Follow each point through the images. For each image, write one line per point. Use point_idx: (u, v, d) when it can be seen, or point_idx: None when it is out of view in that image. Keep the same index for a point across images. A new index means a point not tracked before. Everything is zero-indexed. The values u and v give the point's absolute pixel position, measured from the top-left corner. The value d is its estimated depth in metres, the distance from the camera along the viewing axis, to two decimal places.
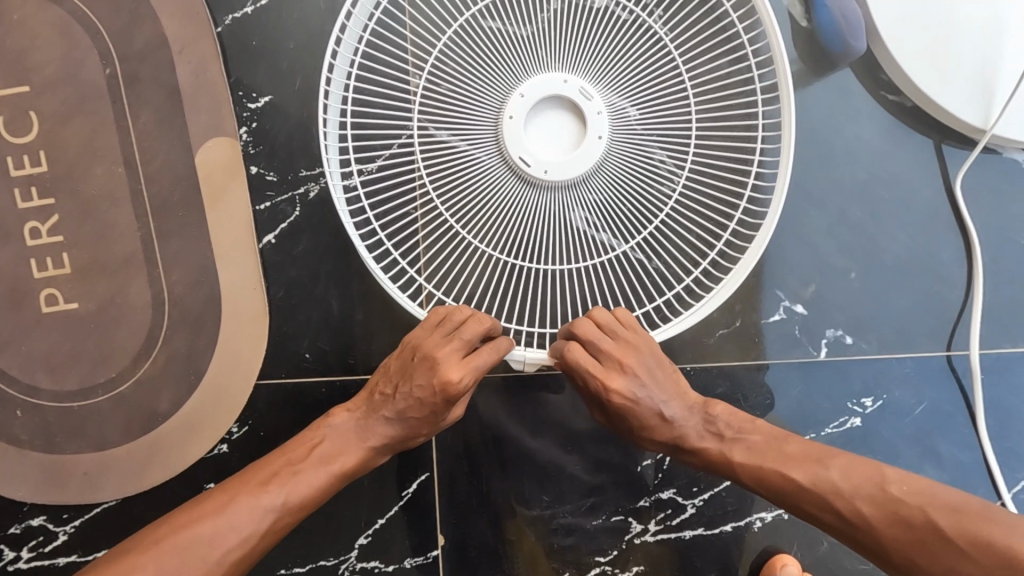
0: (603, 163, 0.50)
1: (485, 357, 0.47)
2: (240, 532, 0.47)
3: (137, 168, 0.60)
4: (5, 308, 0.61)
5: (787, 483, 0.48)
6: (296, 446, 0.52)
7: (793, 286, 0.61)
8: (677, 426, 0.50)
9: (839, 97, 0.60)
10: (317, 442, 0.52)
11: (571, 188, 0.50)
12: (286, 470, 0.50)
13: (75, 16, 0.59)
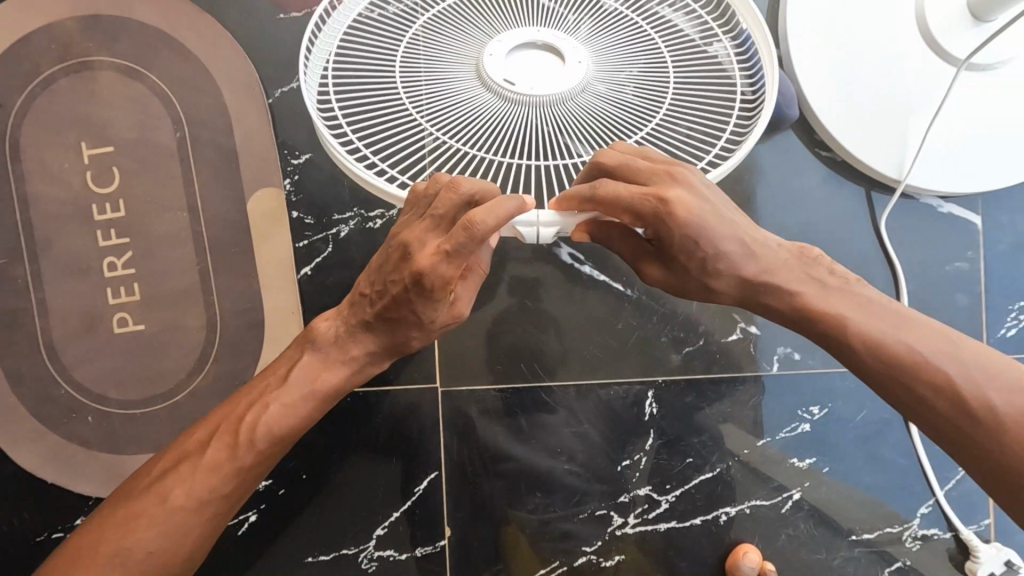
0: (585, 81, 0.61)
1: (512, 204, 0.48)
2: (216, 458, 0.56)
3: (198, 213, 0.72)
4: (83, 330, 0.72)
5: (891, 339, 0.52)
6: (270, 390, 0.58)
7: (749, 310, 0.72)
8: (720, 274, 0.53)
9: (781, 154, 0.71)
10: (272, 392, 0.58)
11: (557, 103, 0.60)
12: (259, 395, 0.58)
13: (152, 90, 0.72)
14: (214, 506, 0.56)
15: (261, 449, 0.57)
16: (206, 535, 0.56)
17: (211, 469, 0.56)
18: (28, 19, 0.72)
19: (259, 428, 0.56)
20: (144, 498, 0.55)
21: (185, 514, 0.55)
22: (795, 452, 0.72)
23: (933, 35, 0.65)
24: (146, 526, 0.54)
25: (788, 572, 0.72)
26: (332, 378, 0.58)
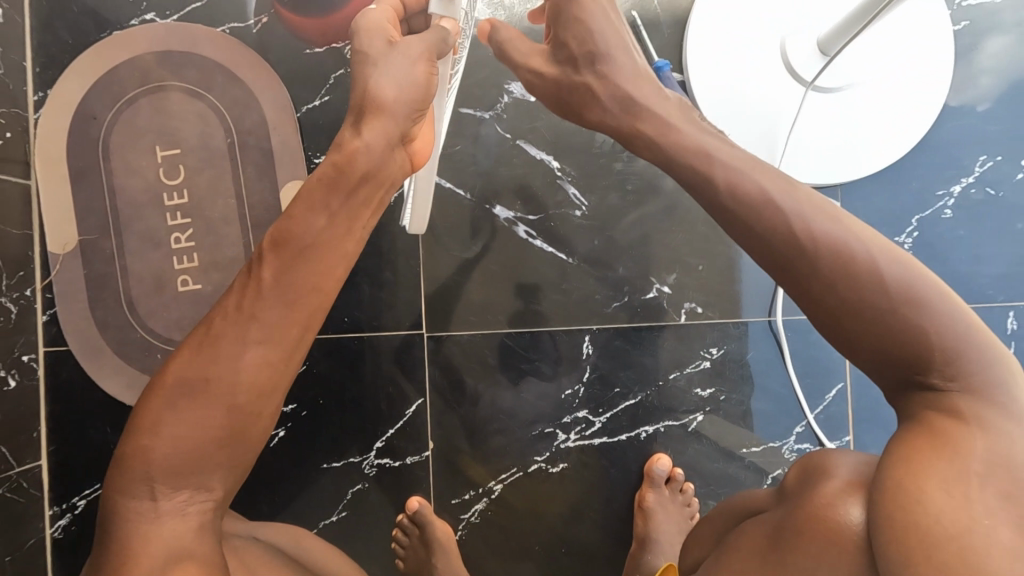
0: None
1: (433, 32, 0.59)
2: (260, 315, 0.55)
3: (243, 199, 0.95)
4: (155, 289, 0.95)
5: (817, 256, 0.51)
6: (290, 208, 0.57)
7: (663, 274, 0.94)
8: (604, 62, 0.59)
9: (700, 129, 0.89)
10: (289, 220, 0.56)
11: None
12: (283, 235, 0.56)
13: (210, 107, 0.95)
14: (261, 355, 0.54)
15: (273, 267, 0.56)
16: (259, 387, 0.54)
17: (249, 312, 0.55)
18: (118, 53, 0.95)
19: (291, 240, 0.56)
20: (206, 363, 0.54)
21: (228, 363, 0.54)
22: (698, 384, 0.94)
23: (788, 59, 0.87)
24: (206, 390, 0.53)
25: (692, 475, 0.95)
26: (326, 167, 0.57)
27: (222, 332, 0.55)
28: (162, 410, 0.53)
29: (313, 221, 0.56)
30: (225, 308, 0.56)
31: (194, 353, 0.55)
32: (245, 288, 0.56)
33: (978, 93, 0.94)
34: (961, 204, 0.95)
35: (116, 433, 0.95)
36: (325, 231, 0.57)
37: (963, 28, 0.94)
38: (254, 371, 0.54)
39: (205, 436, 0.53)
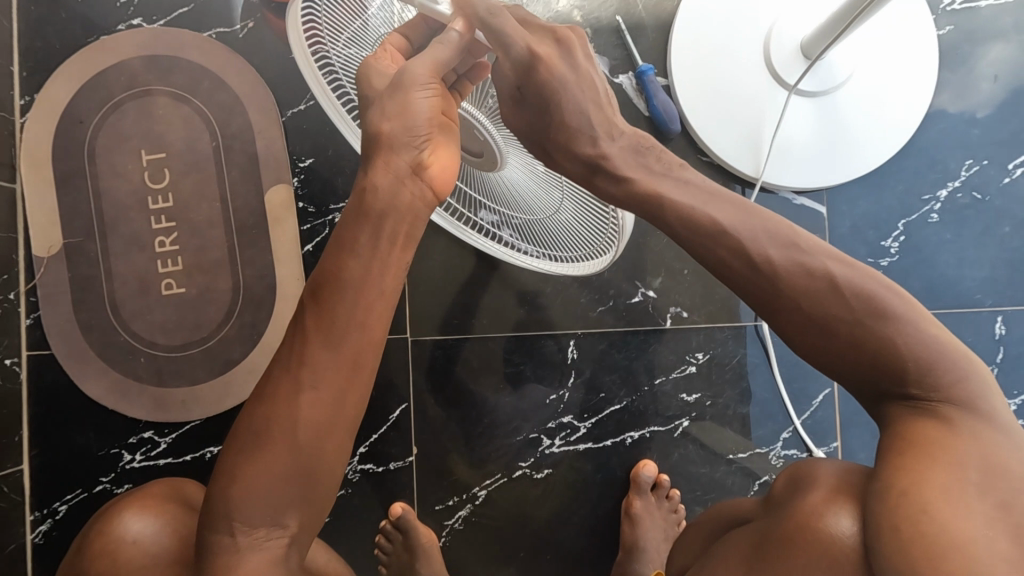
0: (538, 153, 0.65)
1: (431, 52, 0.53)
2: (315, 359, 0.52)
3: (228, 203, 0.95)
4: (139, 292, 0.94)
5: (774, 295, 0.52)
6: (336, 244, 0.55)
7: (648, 278, 0.93)
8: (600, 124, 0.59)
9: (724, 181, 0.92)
10: (339, 252, 0.54)
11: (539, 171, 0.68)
12: (325, 279, 0.53)
13: (196, 111, 0.95)
14: (322, 394, 0.51)
15: (316, 313, 0.53)
16: (321, 425, 0.51)
17: (304, 348, 0.52)
18: (105, 58, 0.95)
19: (342, 277, 0.53)
20: (267, 416, 0.51)
21: (291, 402, 0.51)
22: (684, 389, 0.93)
23: (772, 63, 0.87)
24: (270, 433, 0.51)
25: (678, 481, 0.94)
26: (360, 211, 0.54)
27: (284, 373, 0.52)
28: (236, 457, 0.51)
29: (365, 249, 0.53)
30: (283, 351, 0.54)
31: (256, 406, 0.52)
32: (301, 334, 0.53)
33: (962, 97, 0.94)
34: (947, 208, 0.94)
35: (98, 437, 0.94)
36: (376, 263, 0.54)
37: (947, 34, 0.94)
38: (321, 412, 0.51)
39: (277, 481, 0.50)
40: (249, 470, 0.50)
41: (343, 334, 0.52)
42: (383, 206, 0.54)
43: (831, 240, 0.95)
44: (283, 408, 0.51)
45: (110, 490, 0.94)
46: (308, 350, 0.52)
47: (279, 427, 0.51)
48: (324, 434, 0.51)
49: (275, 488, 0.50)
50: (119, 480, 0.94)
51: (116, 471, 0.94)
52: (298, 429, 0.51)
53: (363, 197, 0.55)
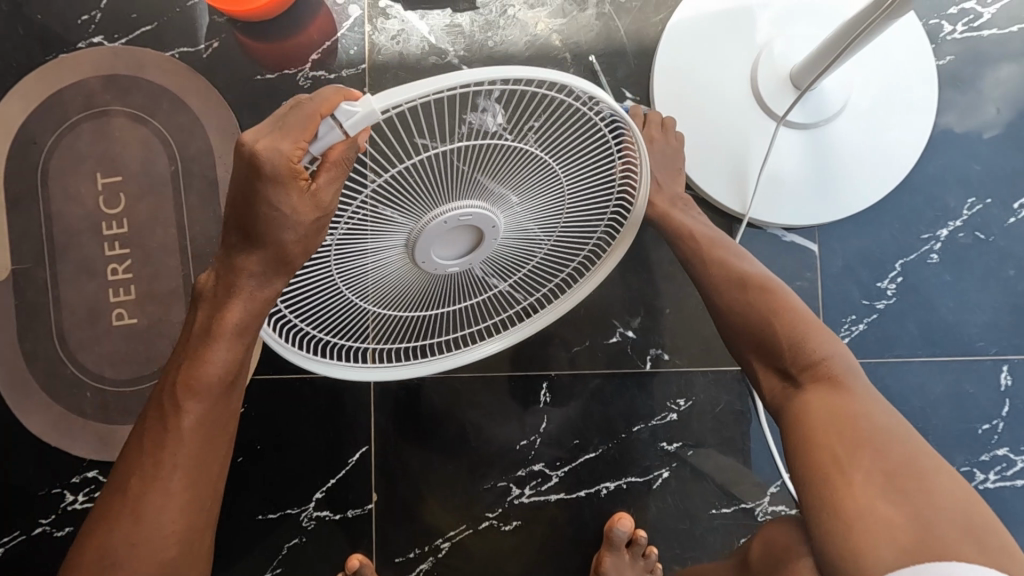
0: (512, 220, 0.57)
1: (269, 155, 0.46)
2: (173, 469, 0.59)
3: (186, 229, 0.90)
4: (87, 322, 0.89)
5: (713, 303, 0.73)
6: (190, 350, 0.59)
7: (627, 318, 0.87)
8: None
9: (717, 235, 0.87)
10: (192, 359, 0.58)
11: (519, 230, 0.60)
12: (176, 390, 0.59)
13: (154, 133, 0.91)
14: (187, 500, 0.60)
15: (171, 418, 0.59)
16: (178, 532, 0.59)
17: (158, 463, 0.59)
18: (63, 77, 0.91)
19: (198, 384, 0.58)
20: (124, 526, 0.58)
21: (150, 518, 0.58)
22: (665, 437, 0.87)
23: (760, 91, 0.82)
24: (133, 552, 0.58)
25: (656, 536, 0.87)
26: (201, 319, 0.59)
27: (142, 487, 0.58)
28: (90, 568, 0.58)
29: (219, 359, 0.58)
30: (136, 460, 0.59)
31: (116, 507, 0.59)
32: (155, 439, 0.59)
33: (964, 131, 0.88)
34: (948, 248, 0.88)
35: (38, 476, 0.88)
36: (231, 367, 0.59)
37: (948, 63, 0.88)
38: (178, 518, 0.59)
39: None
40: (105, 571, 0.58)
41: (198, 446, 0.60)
42: (235, 321, 0.57)
43: (823, 279, 0.88)
44: (137, 515, 0.58)
45: (50, 533, 0.88)
46: (165, 458, 0.59)
47: (139, 534, 0.58)
48: (186, 538, 0.60)
49: None
50: (60, 522, 0.88)
51: (58, 512, 0.88)
52: (164, 543, 0.59)
53: (214, 304, 0.57)
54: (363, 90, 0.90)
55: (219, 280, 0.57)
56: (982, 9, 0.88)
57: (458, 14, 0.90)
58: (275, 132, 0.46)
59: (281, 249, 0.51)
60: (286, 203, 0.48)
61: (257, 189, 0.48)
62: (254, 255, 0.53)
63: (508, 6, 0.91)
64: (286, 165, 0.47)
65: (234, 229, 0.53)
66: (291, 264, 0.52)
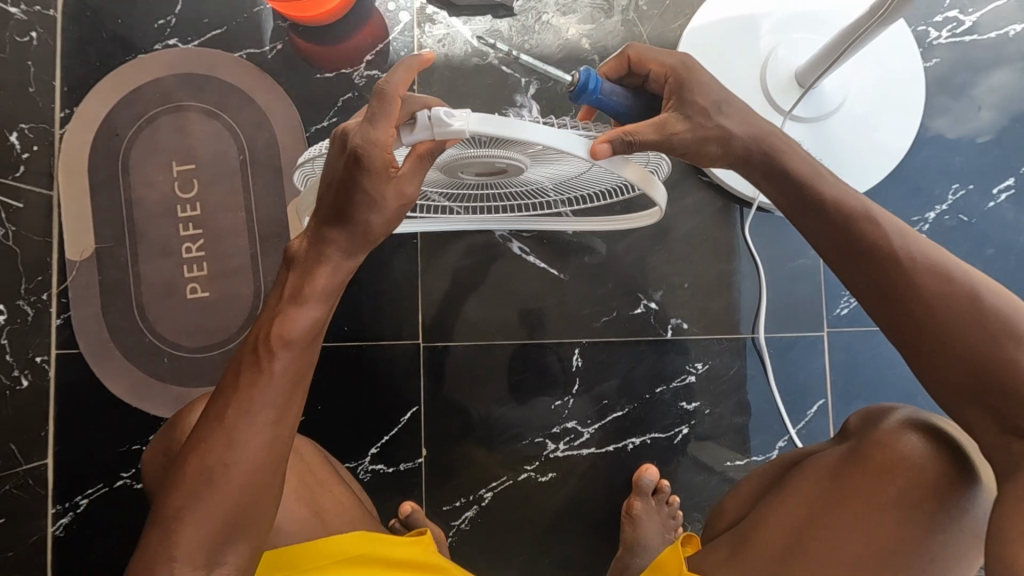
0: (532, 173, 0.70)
1: (370, 148, 0.56)
2: (262, 401, 0.60)
3: (253, 212, 1.00)
4: (164, 295, 0.99)
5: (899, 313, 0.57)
6: (280, 309, 0.63)
7: (650, 291, 0.98)
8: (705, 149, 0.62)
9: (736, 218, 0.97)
10: (284, 313, 0.62)
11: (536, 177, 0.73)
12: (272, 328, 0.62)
13: (225, 126, 1.01)
14: (274, 431, 0.60)
15: (267, 354, 0.61)
16: (262, 464, 0.59)
17: (250, 397, 0.60)
18: (141, 76, 1.01)
19: (288, 334, 0.61)
20: (212, 451, 0.58)
21: (241, 442, 0.58)
22: (684, 398, 0.98)
23: (768, 89, 0.93)
24: (224, 474, 0.57)
25: (676, 485, 0.98)
26: (297, 277, 0.64)
27: (234, 417, 0.59)
28: (184, 490, 0.57)
29: (307, 314, 0.62)
30: (227, 395, 0.61)
31: (205, 434, 0.59)
32: (247, 373, 0.61)
33: (949, 128, 1.00)
34: (936, 229, 0.99)
35: (120, 433, 0.98)
36: (315, 324, 0.63)
37: (934, 65, 1.00)
38: (263, 451, 0.59)
39: (219, 514, 0.57)
40: (184, 493, 0.57)
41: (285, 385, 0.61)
42: (323, 285, 0.63)
43: None
44: (227, 441, 0.58)
45: (129, 486, 0.98)
46: (255, 391, 0.60)
47: (225, 459, 0.58)
48: (264, 472, 0.59)
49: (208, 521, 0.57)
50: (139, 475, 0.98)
51: (137, 467, 0.98)
52: (250, 469, 0.58)
53: (304, 274, 0.63)
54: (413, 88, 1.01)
55: (319, 240, 0.63)
56: (963, 17, 0.99)
57: (498, 20, 1.01)
58: (370, 128, 0.56)
59: (366, 229, 0.61)
60: (378, 193, 0.59)
61: (358, 182, 0.58)
62: (341, 233, 0.62)
63: (543, 13, 1.01)
64: (381, 156, 0.57)
65: (321, 212, 0.62)
66: (370, 241, 0.63)
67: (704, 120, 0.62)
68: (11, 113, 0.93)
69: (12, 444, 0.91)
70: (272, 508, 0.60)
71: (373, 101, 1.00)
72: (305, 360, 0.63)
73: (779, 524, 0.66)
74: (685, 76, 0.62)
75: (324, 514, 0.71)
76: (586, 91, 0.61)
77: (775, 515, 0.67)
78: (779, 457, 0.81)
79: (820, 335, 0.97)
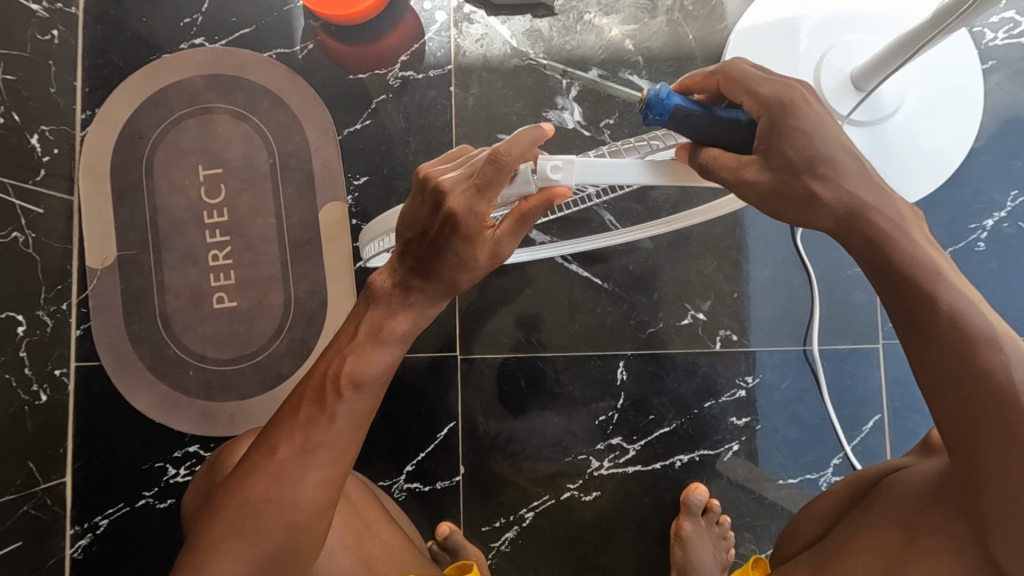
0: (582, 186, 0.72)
1: (467, 214, 0.53)
2: (327, 443, 0.56)
3: (283, 218, 0.96)
4: (190, 305, 0.95)
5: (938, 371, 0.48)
6: (354, 347, 0.59)
7: (697, 301, 0.94)
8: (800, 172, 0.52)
9: (788, 224, 0.94)
10: (357, 351, 0.58)
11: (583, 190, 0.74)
12: (350, 364, 0.57)
13: (254, 129, 0.97)
14: (328, 473, 0.56)
15: (341, 394, 0.57)
16: (317, 507, 0.55)
17: (309, 435, 0.56)
18: (166, 77, 0.97)
19: (359, 375, 0.57)
20: (269, 488, 0.54)
21: (296, 482, 0.54)
22: (734, 412, 0.94)
23: (824, 92, 0.87)
24: (267, 511, 0.53)
25: (725, 505, 0.94)
26: (373, 316, 0.59)
27: (290, 453, 0.55)
28: (223, 522, 0.53)
29: (385, 357, 0.58)
30: (287, 428, 0.57)
31: (262, 467, 0.55)
32: (317, 409, 0.57)
33: (1007, 131, 0.95)
34: (993, 238, 0.95)
35: (143, 450, 0.93)
36: (389, 367, 0.59)
37: (990, 68, 0.95)
38: (318, 493, 0.55)
39: (257, 556, 0.52)
40: (228, 530, 0.53)
41: (353, 428, 0.57)
42: (400, 327, 0.59)
43: None
44: (288, 479, 0.54)
45: (152, 505, 0.93)
46: (322, 432, 0.56)
47: (280, 499, 0.54)
48: (315, 515, 0.55)
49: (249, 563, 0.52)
50: (162, 495, 0.93)
51: (160, 485, 0.93)
52: (299, 509, 0.54)
53: (383, 313, 0.59)
54: (449, 89, 0.97)
55: (400, 280, 0.59)
56: (1020, 18, 0.95)
57: (537, 20, 0.97)
58: (475, 199, 0.52)
59: (450, 284, 0.58)
60: (473, 250, 0.55)
61: (452, 238, 0.54)
62: (428, 280, 0.58)
63: (584, 13, 0.97)
64: (479, 218, 0.53)
65: (407, 259, 0.58)
66: (451, 294, 0.60)
67: (790, 176, 0.53)
68: (32, 115, 0.89)
69: (30, 463, 0.86)
70: (309, 555, 0.56)
71: (407, 104, 0.96)
72: (374, 401, 0.59)
73: (869, 546, 0.58)
74: (780, 116, 0.53)
75: (371, 565, 0.67)
76: (659, 115, 0.54)
77: (863, 536, 0.59)
78: (852, 475, 0.74)
79: (874, 347, 0.94)
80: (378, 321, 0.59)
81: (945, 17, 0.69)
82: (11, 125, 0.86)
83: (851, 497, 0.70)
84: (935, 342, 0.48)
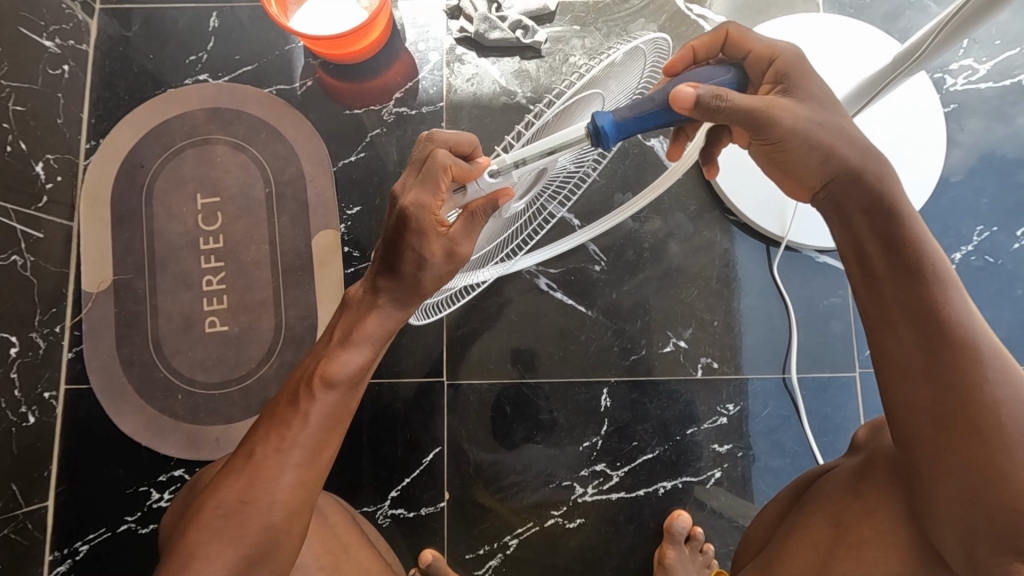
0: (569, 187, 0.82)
1: (416, 208, 0.56)
2: (302, 445, 0.57)
3: (276, 245, 0.99)
4: (182, 329, 0.97)
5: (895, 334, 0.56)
6: (328, 349, 0.61)
7: (679, 329, 0.96)
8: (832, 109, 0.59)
9: (765, 255, 0.97)
10: (331, 353, 0.60)
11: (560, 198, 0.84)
12: (321, 368, 0.59)
13: (252, 159, 1.01)
14: (298, 475, 0.57)
15: (312, 393, 0.59)
16: (292, 507, 0.56)
17: (281, 436, 0.57)
18: (169, 109, 1.02)
19: (331, 375, 0.59)
20: (243, 491, 0.55)
21: (266, 483, 0.55)
22: (717, 439, 0.95)
23: None
24: (242, 515, 0.54)
25: (711, 532, 0.94)
26: (345, 323, 0.62)
27: (264, 453, 0.57)
28: (201, 525, 0.54)
29: (354, 358, 0.60)
30: (261, 431, 0.59)
31: (235, 469, 0.57)
32: (290, 411, 0.59)
33: (972, 169, 1.00)
34: (961, 270, 0.98)
35: (128, 474, 0.94)
36: (361, 370, 0.60)
37: (952, 111, 1.01)
38: (293, 494, 0.56)
39: (232, 561, 0.53)
40: (201, 535, 0.54)
41: (324, 428, 0.58)
42: (371, 332, 0.61)
43: None
44: (262, 481, 0.55)
45: (134, 530, 0.92)
46: (295, 433, 0.57)
47: (254, 501, 0.55)
48: (289, 517, 0.56)
49: (225, 568, 0.53)
50: (145, 519, 0.93)
51: (143, 510, 0.93)
52: (272, 511, 0.55)
53: (355, 317, 0.61)
54: (441, 125, 1.01)
55: (370, 284, 0.61)
56: (978, 65, 1.01)
57: (526, 61, 1.02)
58: (422, 194, 0.57)
59: (418, 284, 0.59)
60: (426, 248, 0.57)
61: (406, 238, 0.57)
62: (393, 283, 0.60)
63: (570, 56, 1.02)
64: (425, 213, 0.56)
65: (376, 263, 0.61)
66: (421, 296, 0.61)
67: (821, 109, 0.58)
68: (38, 143, 0.93)
69: (14, 485, 0.86)
70: (282, 560, 0.57)
71: (400, 138, 1.01)
72: (348, 404, 0.60)
73: (812, 530, 0.64)
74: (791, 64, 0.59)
75: None
76: (612, 135, 0.54)
77: (806, 523, 0.65)
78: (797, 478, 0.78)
79: (852, 375, 0.96)
80: (353, 324, 0.61)
81: (897, 65, 0.74)
82: (17, 153, 0.89)
83: (788, 500, 0.75)
84: (890, 318, 0.56)
